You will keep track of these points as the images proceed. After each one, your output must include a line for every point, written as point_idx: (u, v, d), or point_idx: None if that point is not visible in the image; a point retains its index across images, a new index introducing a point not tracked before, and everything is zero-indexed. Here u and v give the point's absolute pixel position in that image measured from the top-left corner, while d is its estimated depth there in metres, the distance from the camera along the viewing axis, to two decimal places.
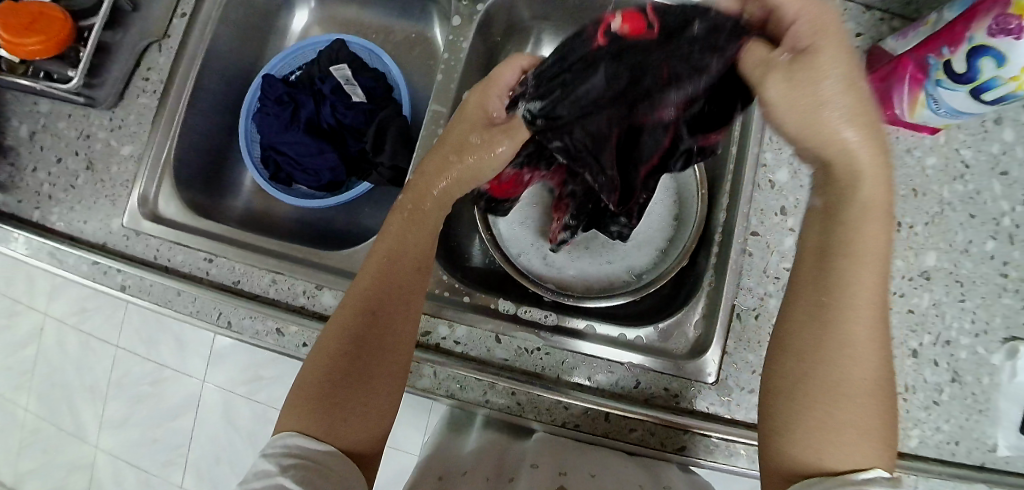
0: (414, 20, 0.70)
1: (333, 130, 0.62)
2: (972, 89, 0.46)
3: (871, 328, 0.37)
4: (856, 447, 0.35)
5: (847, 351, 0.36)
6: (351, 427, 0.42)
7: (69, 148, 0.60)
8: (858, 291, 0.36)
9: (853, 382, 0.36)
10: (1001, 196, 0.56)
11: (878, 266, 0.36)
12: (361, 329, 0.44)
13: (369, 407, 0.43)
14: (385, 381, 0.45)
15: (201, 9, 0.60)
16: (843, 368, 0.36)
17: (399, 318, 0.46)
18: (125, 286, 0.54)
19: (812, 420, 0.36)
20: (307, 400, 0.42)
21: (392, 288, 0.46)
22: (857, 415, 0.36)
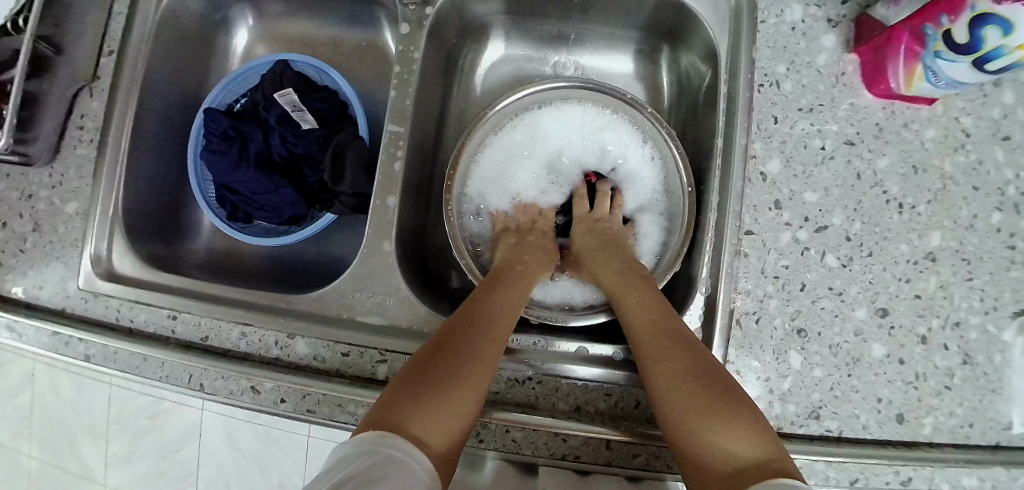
0: (363, 28, 0.65)
1: (287, 161, 0.58)
2: (975, 59, 0.42)
3: (682, 356, 0.42)
4: (734, 445, 0.37)
5: (679, 375, 0.41)
6: (431, 426, 0.37)
7: (12, 211, 0.55)
8: (641, 341, 0.45)
9: (700, 396, 0.40)
10: (1004, 163, 0.52)
11: (655, 321, 0.45)
12: (455, 336, 0.43)
13: (447, 412, 0.38)
14: (469, 392, 0.40)
15: (129, 45, 0.55)
16: (674, 396, 0.41)
17: (489, 333, 0.44)
18: (90, 356, 0.51)
19: (688, 442, 0.39)
20: (394, 393, 0.39)
21: (486, 313, 0.46)
22: (721, 419, 0.38)
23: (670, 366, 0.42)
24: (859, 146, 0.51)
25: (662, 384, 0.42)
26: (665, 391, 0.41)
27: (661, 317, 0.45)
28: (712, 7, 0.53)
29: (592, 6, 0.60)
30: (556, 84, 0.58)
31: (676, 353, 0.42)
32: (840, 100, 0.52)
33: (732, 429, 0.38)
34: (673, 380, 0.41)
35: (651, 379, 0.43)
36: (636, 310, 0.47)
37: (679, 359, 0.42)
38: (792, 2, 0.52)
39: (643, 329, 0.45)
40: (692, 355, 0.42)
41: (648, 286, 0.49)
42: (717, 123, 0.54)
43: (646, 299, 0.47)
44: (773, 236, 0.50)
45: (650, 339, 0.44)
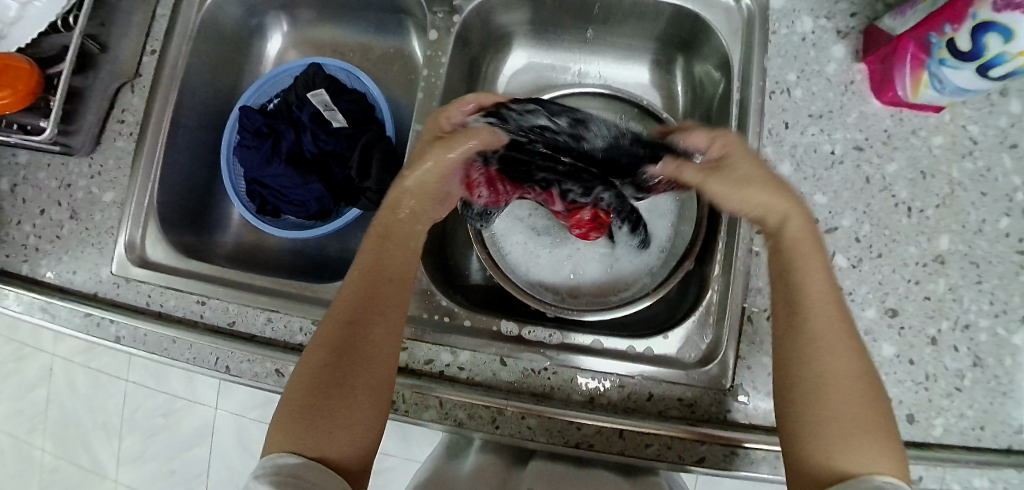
0: (390, 35, 0.68)
1: (316, 158, 0.60)
2: (979, 66, 0.44)
3: (851, 357, 0.37)
4: (863, 455, 0.34)
5: (832, 372, 0.37)
6: (339, 436, 0.37)
7: (52, 198, 0.57)
8: (813, 319, 0.38)
9: (853, 399, 0.36)
10: (1011, 170, 0.53)
11: (831, 299, 0.39)
12: (337, 340, 0.40)
13: (354, 419, 0.38)
14: (367, 394, 0.39)
15: (171, 45, 0.58)
16: (828, 399, 0.36)
17: (377, 325, 0.42)
18: (120, 337, 0.53)
19: (825, 439, 0.35)
20: (289, 415, 0.37)
21: (377, 304, 0.43)
22: (858, 422, 0.35)
23: (841, 351, 0.37)
24: (868, 151, 0.53)
25: (827, 377, 0.36)
26: (807, 379, 0.37)
27: (837, 298, 0.39)
28: (726, 18, 0.56)
29: (610, 17, 0.63)
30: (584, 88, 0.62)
31: (846, 347, 0.37)
32: (850, 107, 0.54)
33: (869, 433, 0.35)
34: (837, 372, 0.36)
35: (808, 362, 0.37)
36: (812, 281, 0.40)
37: (836, 357, 0.37)
38: (803, 14, 0.55)
39: (822, 306, 0.39)
40: (857, 352, 0.37)
41: (824, 255, 0.41)
42: (730, 127, 0.56)
43: (819, 268, 0.40)
44: None
45: (821, 317, 0.38)
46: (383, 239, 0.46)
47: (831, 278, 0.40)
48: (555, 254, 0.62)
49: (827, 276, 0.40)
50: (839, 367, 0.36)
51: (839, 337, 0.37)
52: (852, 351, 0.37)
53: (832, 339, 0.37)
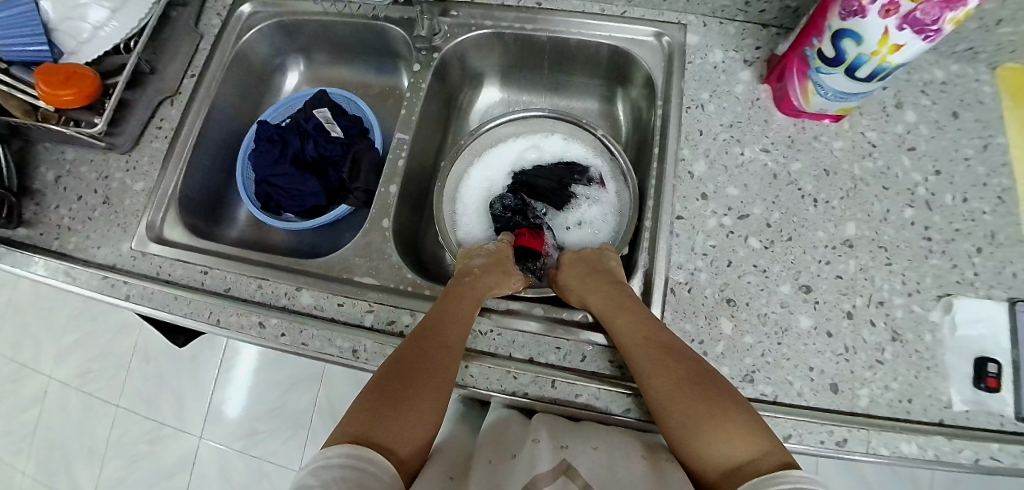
0: (384, 75, 0.83)
1: (315, 162, 0.71)
2: (845, 69, 0.53)
3: (673, 374, 0.49)
4: (730, 446, 0.44)
5: (660, 386, 0.49)
6: (390, 433, 0.45)
7: (90, 187, 0.68)
8: (642, 361, 0.51)
9: (701, 400, 0.47)
10: (911, 168, 0.62)
11: (646, 339, 0.52)
12: (406, 363, 0.50)
13: (398, 431, 0.45)
14: (414, 414, 0.47)
15: (208, 71, 0.73)
16: (674, 406, 0.48)
17: (442, 359, 0.51)
18: (130, 295, 0.60)
19: (691, 449, 0.46)
20: (355, 417, 0.46)
21: (443, 336, 0.52)
22: (717, 433, 0.45)
23: (643, 357, 0.51)
24: (774, 153, 0.63)
25: (664, 392, 0.49)
26: (663, 401, 0.48)
27: (653, 337, 0.52)
28: (651, 51, 0.69)
29: (564, 59, 0.75)
30: (526, 112, 0.73)
31: (671, 372, 0.49)
32: (757, 119, 0.64)
33: (728, 429, 0.45)
34: (676, 389, 0.48)
35: (652, 393, 0.49)
36: (624, 328, 0.53)
37: (669, 377, 0.49)
38: (715, 48, 0.67)
39: (639, 348, 0.51)
40: (686, 367, 0.49)
41: (636, 304, 0.56)
42: (655, 138, 0.66)
43: (638, 316, 0.54)
44: (701, 221, 0.60)
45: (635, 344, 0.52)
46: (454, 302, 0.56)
47: (646, 314, 0.55)
48: None
49: (646, 319, 0.54)
50: (660, 369, 0.49)
51: (649, 349, 0.51)
52: (687, 363, 0.50)
53: (653, 365, 0.50)
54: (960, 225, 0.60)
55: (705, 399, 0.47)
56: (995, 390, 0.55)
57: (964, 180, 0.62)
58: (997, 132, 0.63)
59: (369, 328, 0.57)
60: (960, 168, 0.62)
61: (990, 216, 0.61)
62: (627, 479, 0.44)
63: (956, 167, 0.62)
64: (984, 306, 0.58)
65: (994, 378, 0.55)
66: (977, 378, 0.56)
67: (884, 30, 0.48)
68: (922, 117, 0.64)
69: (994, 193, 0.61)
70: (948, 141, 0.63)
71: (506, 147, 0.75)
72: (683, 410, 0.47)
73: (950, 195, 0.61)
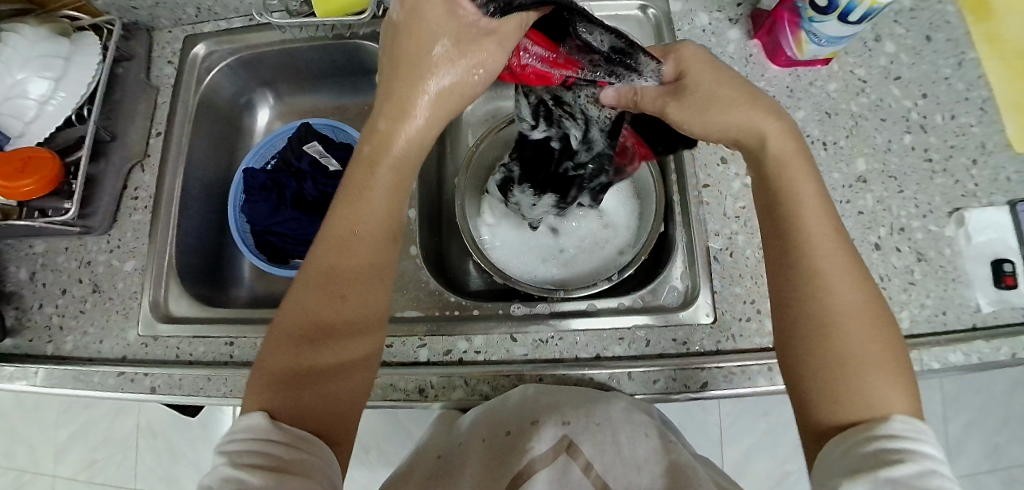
0: (361, 93, 0.78)
1: (318, 201, 0.67)
2: (837, 16, 0.54)
3: (852, 288, 0.40)
4: (889, 387, 0.37)
5: (837, 295, 0.40)
6: (316, 399, 0.39)
7: (73, 277, 0.62)
8: (826, 259, 0.40)
9: (867, 328, 0.39)
10: (901, 96, 0.64)
11: (832, 233, 0.42)
12: (324, 308, 0.41)
13: (332, 391, 0.40)
14: (342, 371, 0.41)
15: (173, 125, 0.66)
16: (847, 321, 0.39)
17: (363, 297, 0.42)
18: (155, 387, 0.55)
19: (835, 376, 0.38)
20: (275, 382, 0.39)
21: (366, 273, 0.43)
22: (859, 367, 0.38)
23: (828, 251, 0.41)
24: (778, 105, 0.63)
25: (839, 300, 0.39)
26: (837, 306, 0.39)
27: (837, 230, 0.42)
28: (638, 25, 0.68)
29: None
30: None
31: (844, 276, 0.40)
32: (755, 75, 0.65)
33: (880, 370, 0.38)
34: (855, 309, 0.39)
35: (828, 289, 0.40)
36: (808, 214, 0.42)
37: (851, 290, 0.40)
38: (699, 11, 0.67)
39: (826, 243, 0.41)
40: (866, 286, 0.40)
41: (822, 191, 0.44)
42: None
43: (823, 208, 0.43)
44: (727, 185, 0.60)
45: (816, 235, 0.41)
46: (349, 201, 0.44)
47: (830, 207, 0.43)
48: (551, 257, 0.67)
49: (827, 213, 0.43)
50: (839, 270, 0.40)
51: (831, 243, 0.41)
52: (867, 287, 0.41)
53: (833, 262, 0.40)
54: (954, 142, 0.63)
55: (875, 325, 0.39)
56: (1014, 286, 0.58)
57: (948, 99, 0.64)
58: (967, 48, 0.66)
59: (426, 363, 0.55)
60: (942, 87, 0.65)
61: (976, 128, 0.63)
62: (635, 460, 0.42)
63: (938, 87, 0.65)
64: (988, 215, 0.60)
65: (1011, 276, 0.58)
66: (998, 280, 0.58)
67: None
68: (900, 47, 0.66)
69: (976, 105, 0.64)
70: (927, 65, 0.66)
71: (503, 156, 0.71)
72: (834, 325, 0.39)
73: (940, 115, 0.64)
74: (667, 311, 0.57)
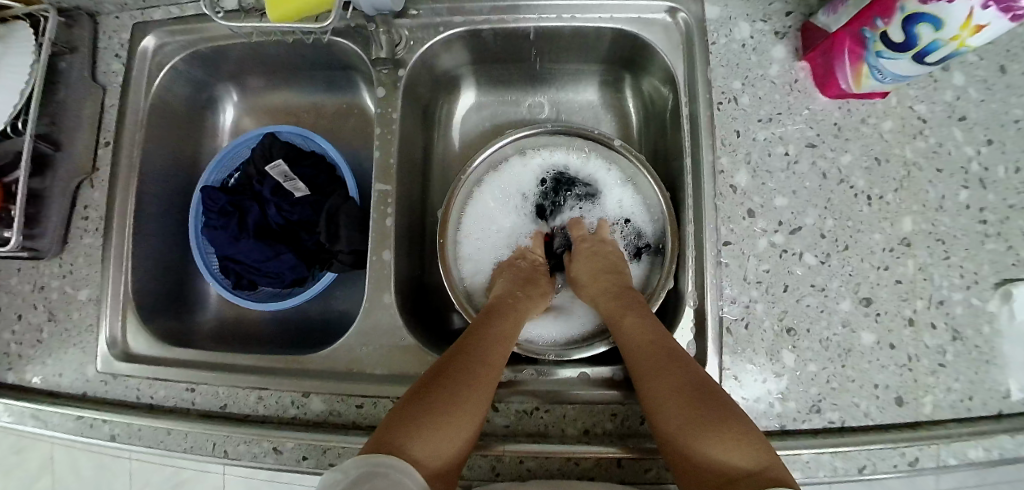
0: (341, 91, 0.68)
1: (283, 229, 0.59)
2: (914, 55, 0.44)
3: (671, 386, 0.43)
4: (731, 456, 0.38)
5: (654, 400, 0.43)
6: (436, 441, 0.38)
7: (27, 302, 0.58)
8: (640, 363, 0.45)
9: (690, 414, 0.40)
10: (963, 142, 0.54)
11: (654, 340, 0.46)
12: (446, 367, 0.43)
13: (444, 438, 0.38)
14: (457, 427, 0.40)
15: (123, 134, 0.58)
16: (666, 411, 0.42)
17: (480, 364, 0.44)
18: (115, 435, 0.53)
19: (689, 465, 0.39)
20: (393, 419, 0.39)
21: (484, 342, 0.46)
22: (688, 447, 0.39)
23: (648, 361, 0.45)
24: (820, 147, 0.54)
25: (661, 403, 0.42)
26: (664, 411, 0.42)
27: (656, 340, 0.46)
28: (665, 33, 0.56)
29: (556, 46, 0.61)
30: (519, 132, 0.59)
31: (661, 377, 0.43)
32: (798, 106, 0.54)
33: (736, 444, 0.38)
34: (670, 394, 0.42)
35: (650, 395, 0.43)
36: (626, 335, 0.48)
37: (669, 389, 0.43)
38: (739, 20, 0.55)
39: (638, 355, 0.46)
40: (694, 374, 0.43)
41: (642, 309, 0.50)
42: (683, 142, 0.56)
43: (643, 322, 0.48)
44: (750, 244, 0.52)
45: (640, 359, 0.45)
46: (489, 315, 0.50)
47: (657, 323, 0.48)
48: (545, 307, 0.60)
49: (654, 325, 0.48)
50: (663, 380, 0.43)
51: (649, 352, 0.45)
52: (691, 371, 0.43)
53: (654, 380, 0.43)
54: (1015, 201, 0.54)
55: (709, 407, 0.40)
56: None
57: (1017, 146, 0.54)
58: None
59: None
60: (1011, 133, 0.54)
61: None
62: None
63: (1007, 132, 0.55)
64: None
65: None
66: None
67: (968, 11, 0.38)
68: (969, 79, 0.55)
69: None
70: (999, 103, 0.55)
71: (493, 186, 0.63)
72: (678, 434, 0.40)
73: (1003, 168, 0.54)
74: None
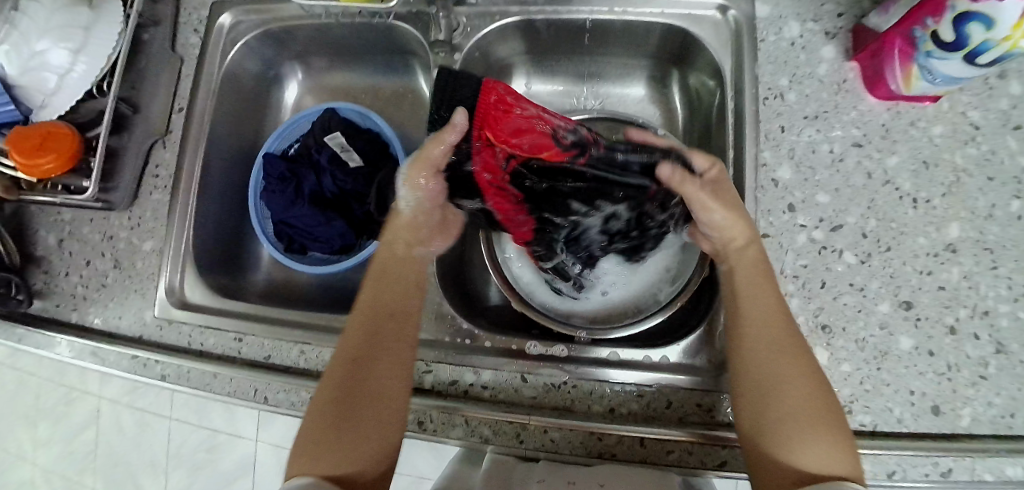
0: (396, 74, 0.72)
1: (336, 197, 0.63)
2: (964, 55, 0.44)
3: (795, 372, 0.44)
4: (823, 454, 0.41)
5: (781, 373, 0.44)
6: (353, 454, 0.44)
7: (96, 250, 0.62)
8: (755, 341, 0.46)
9: (811, 400, 0.43)
10: (1017, 152, 0.53)
11: (774, 321, 0.46)
12: (344, 381, 0.46)
13: (358, 445, 0.44)
14: (372, 431, 0.45)
15: (197, 102, 0.63)
16: (789, 388, 0.44)
17: (377, 373, 0.47)
18: (166, 375, 0.57)
19: (792, 434, 0.42)
20: (314, 434, 0.44)
21: (384, 341, 0.49)
22: (803, 416, 0.42)
23: (771, 341, 0.45)
24: (867, 147, 0.54)
25: (778, 376, 0.44)
26: (785, 384, 0.44)
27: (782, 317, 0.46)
28: (714, 29, 0.57)
29: (605, 39, 0.63)
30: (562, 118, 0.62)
31: (784, 351, 0.45)
32: (845, 105, 0.55)
33: (824, 433, 0.42)
34: (781, 373, 0.44)
35: (754, 366, 0.45)
36: (754, 305, 0.47)
37: (791, 370, 0.44)
38: (790, 19, 0.56)
39: (761, 331, 0.46)
40: (809, 369, 0.44)
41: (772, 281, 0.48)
42: (728, 136, 0.57)
43: (770, 301, 0.47)
44: (790, 238, 0.53)
45: (767, 326, 0.46)
46: (380, 287, 0.52)
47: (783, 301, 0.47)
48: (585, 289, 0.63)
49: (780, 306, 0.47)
50: (773, 340, 0.45)
51: (765, 323, 0.46)
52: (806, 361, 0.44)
53: (769, 344, 0.45)
54: None
55: (818, 395, 0.43)
56: None
57: None
58: None
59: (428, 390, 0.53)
60: None
61: None
62: None
63: None
64: None
65: None
66: None
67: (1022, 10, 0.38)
68: None
69: None
70: None
71: None
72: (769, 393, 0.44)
73: None
74: (702, 374, 0.51)
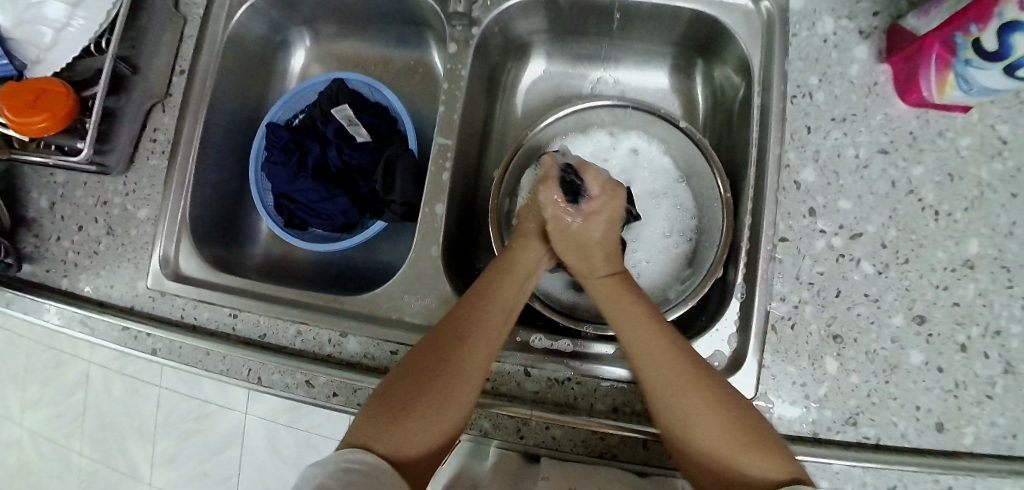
0: (409, 48, 0.69)
1: (341, 172, 0.61)
2: (1005, 66, 0.43)
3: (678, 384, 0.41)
4: (755, 458, 0.38)
5: (674, 384, 0.41)
6: (416, 434, 0.39)
7: (89, 215, 0.60)
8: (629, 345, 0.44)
9: (710, 412, 0.40)
10: None
11: (652, 326, 0.45)
12: (437, 355, 0.43)
13: (421, 432, 0.39)
14: (431, 413, 0.40)
15: (199, 64, 0.60)
16: (678, 403, 0.41)
17: (477, 355, 0.44)
18: (157, 350, 0.55)
19: (703, 445, 0.40)
20: (372, 412, 0.40)
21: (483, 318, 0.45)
22: (693, 428, 0.40)
23: (658, 357, 0.43)
24: (893, 154, 0.52)
25: (658, 381, 0.42)
26: (663, 390, 0.42)
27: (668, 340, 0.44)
28: (745, 20, 0.55)
29: (629, 24, 0.61)
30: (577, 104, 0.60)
31: (669, 361, 0.42)
32: (874, 109, 0.53)
33: (736, 443, 0.39)
34: (671, 384, 0.42)
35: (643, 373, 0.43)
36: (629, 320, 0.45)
37: (669, 381, 0.42)
38: (824, 15, 0.54)
39: (625, 330, 0.45)
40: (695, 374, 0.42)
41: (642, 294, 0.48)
42: (751, 134, 0.55)
43: (646, 316, 0.45)
44: (808, 244, 0.51)
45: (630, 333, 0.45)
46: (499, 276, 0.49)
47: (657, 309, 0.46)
48: None
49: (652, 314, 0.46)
50: (637, 340, 0.44)
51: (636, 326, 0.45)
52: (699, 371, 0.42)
53: (642, 350, 0.44)
54: None
55: (713, 404, 0.41)
56: None
57: None
58: None
59: None
60: None
61: None
62: None
63: None
64: None
65: None
66: None
67: None
68: None
69: None
70: None
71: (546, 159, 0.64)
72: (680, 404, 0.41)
73: None
74: None
